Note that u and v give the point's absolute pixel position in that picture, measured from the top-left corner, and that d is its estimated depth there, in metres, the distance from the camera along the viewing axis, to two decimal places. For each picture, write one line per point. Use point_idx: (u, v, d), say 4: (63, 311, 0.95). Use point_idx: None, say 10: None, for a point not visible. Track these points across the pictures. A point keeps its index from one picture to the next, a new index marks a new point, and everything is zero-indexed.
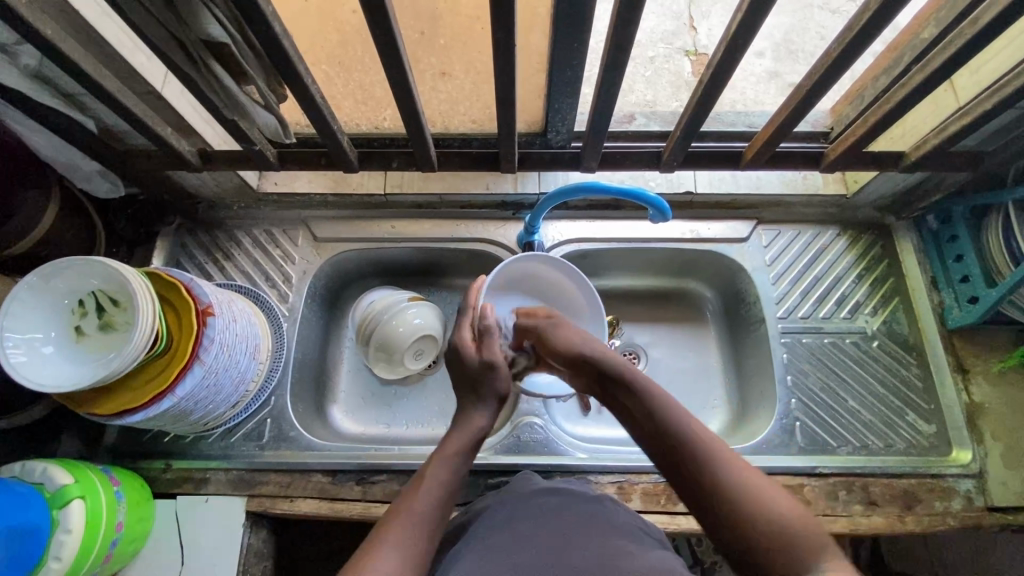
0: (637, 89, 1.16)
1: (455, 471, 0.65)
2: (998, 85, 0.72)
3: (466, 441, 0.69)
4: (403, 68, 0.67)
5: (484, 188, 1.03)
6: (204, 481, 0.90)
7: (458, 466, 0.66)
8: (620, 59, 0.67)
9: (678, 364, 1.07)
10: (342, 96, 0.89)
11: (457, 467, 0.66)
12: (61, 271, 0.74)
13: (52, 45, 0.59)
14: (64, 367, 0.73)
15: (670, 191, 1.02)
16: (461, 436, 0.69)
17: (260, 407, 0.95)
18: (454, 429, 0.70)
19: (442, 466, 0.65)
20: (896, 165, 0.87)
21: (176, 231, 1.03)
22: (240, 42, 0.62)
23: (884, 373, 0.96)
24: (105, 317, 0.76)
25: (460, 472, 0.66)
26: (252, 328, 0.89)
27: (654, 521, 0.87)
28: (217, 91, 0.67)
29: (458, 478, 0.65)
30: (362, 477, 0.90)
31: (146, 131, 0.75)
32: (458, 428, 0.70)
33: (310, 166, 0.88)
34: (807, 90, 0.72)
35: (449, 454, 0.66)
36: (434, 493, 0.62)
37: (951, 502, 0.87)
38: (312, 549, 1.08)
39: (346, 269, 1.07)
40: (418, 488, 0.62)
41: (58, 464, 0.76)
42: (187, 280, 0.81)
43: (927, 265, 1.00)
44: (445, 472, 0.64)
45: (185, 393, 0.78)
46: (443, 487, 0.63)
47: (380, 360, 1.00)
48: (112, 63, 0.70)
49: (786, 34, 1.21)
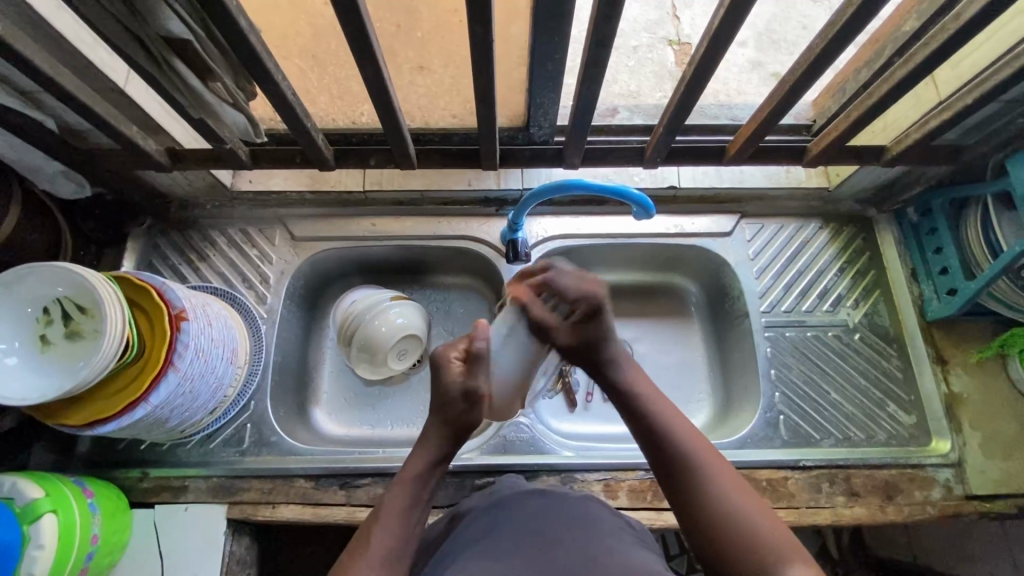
0: (620, 79, 1.15)
1: (416, 499, 0.63)
2: (979, 79, 0.72)
3: (426, 463, 0.65)
4: (378, 63, 0.64)
5: (466, 184, 1.02)
6: (183, 489, 0.88)
7: (420, 488, 0.64)
8: (603, 54, 0.65)
9: (664, 359, 1.07)
10: (316, 90, 0.85)
11: (422, 492, 0.64)
12: (23, 278, 0.71)
13: (2, 42, 0.56)
14: (29, 379, 0.70)
15: (655, 186, 1.02)
16: (418, 460, 0.65)
17: (239, 412, 0.92)
18: (414, 449, 0.67)
19: (401, 495, 0.63)
20: (878, 159, 0.87)
21: (147, 233, 1.01)
22: (205, 38, 0.59)
23: (866, 365, 0.97)
24: (70, 325, 0.73)
25: (423, 494, 0.64)
26: (228, 331, 0.86)
27: (641, 518, 0.87)
28: (184, 89, 0.65)
29: (419, 505, 0.63)
30: (345, 481, 0.89)
31: (110, 131, 0.72)
32: (418, 446, 0.67)
33: (286, 164, 0.86)
34: (792, 85, 0.71)
35: (406, 482, 0.64)
36: (395, 524, 0.61)
37: (931, 492, 0.89)
38: (298, 552, 1.07)
39: (325, 268, 1.04)
40: (376, 525, 0.61)
41: (27, 477, 0.73)
42: (159, 283, 0.78)
43: (907, 258, 1.01)
44: (404, 501, 0.63)
45: (159, 402, 0.75)
46: (404, 519, 0.62)
47: (362, 361, 0.97)
48: (71, 61, 0.67)
49: (768, 23, 1.19)
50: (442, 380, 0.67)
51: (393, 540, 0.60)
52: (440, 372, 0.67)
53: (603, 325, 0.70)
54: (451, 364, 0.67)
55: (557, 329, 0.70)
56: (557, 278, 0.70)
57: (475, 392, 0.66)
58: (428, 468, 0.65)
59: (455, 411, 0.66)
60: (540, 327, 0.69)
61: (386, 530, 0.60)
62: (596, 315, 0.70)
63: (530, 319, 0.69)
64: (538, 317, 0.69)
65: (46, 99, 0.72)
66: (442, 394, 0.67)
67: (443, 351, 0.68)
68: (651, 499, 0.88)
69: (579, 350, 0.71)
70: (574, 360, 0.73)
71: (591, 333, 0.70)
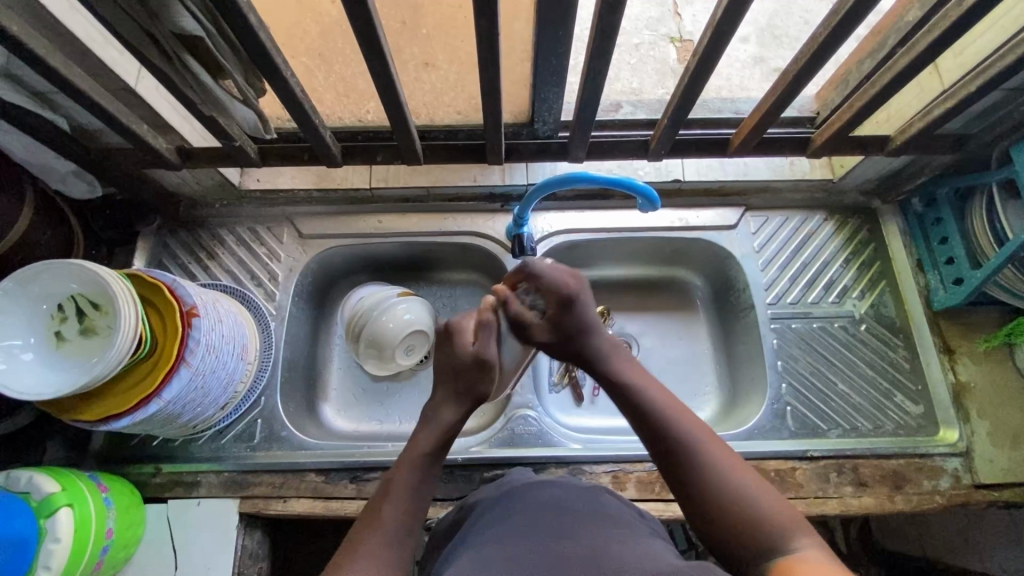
0: (623, 76, 1.16)
1: (424, 475, 0.63)
2: (983, 67, 0.72)
3: (434, 441, 0.65)
4: (384, 60, 0.65)
5: (471, 179, 1.03)
6: (195, 484, 0.89)
7: (427, 468, 0.64)
8: (606, 47, 0.66)
9: (670, 352, 1.07)
10: (323, 88, 0.86)
11: (429, 471, 0.64)
12: (37, 275, 0.72)
13: (18, 43, 0.57)
14: (45, 374, 0.71)
15: (659, 179, 1.02)
16: (428, 436, 0.66)
17: (250, 408, 0.93)
18: (420, 429, 0.67)
19: (410, 471, 0.63)
20: (883, 149, 0.87)
21: (157, 232, 1.02)
22: (215, 35, 0.60)
23: (873, 356, 0.97)
24: (86, 321, 0.74)
25: (432, 473, 0.64)
26: (238, 328, 0.87)
27: (650, 509, 0.87)
28: (195, 87, 0.66)
29: (428, 485, 0.63)
30: (356, 475, 0.89)
31: (122, 130, 0.73)
32: (424, 426, 0.67)
33: (294, 161, 0.87)
34: (794, 77, 0.72)
35: (416, 457, 0.64)
36: (405, 500, 0.60)
37: (939, 481, 0.89)
38: (308, 547, 1.08)
39: (332, 266, 1.05)
40: (386, 497, 0.61)
41: (44, 473, 0.74)
42: (170, 280, 0.79)
43: (912, 248, 1.01)
44: (414, 477, 0.63)
45: (172, 397, 0.76)
46: (412, 494, 0.61)
47: (370, 356, 0.99)
48: (84, 60, 0.68)
49: (770, 19, 1.20)
50: (454, 350, 0.70)
51: (402, 514, 0.59)
52: (454, 343, 0.71)
53: (580, 316, 0.72)
54: (466, 332, 0.71)
55: (534, 326, 0.72)
56: (535, 272, 0.73)
57: (484, 356, 0.69)
58: (437, 448, 0.65)
59: (466, 382, 0.69)
60: (519, 327, 0.73)
61: (395, 505, 0.60)
62: (571, 304, 0.71)
63: (506, 317, 0.73)
64: (518, 314, 0.72)
65: (58, 99, 0.73)
66: (453, 360, 0.70)
67: (454, 327, 0.72)
68: (659, 490, 0.89)
69: (561, 343, 0.72)
70: (563, 356, 0.74)
71: (568, 325, 0.72)
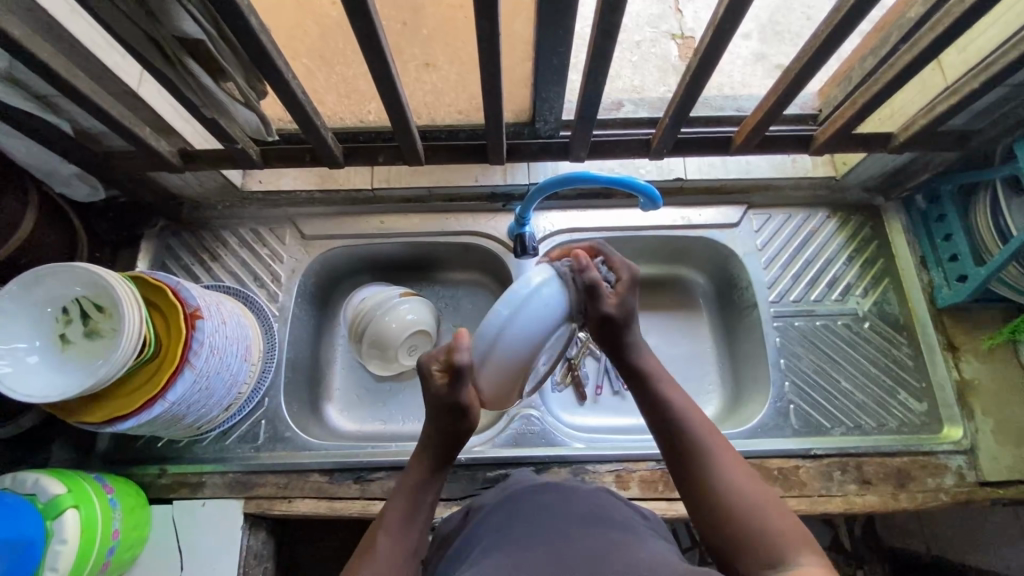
0: (624, 74, 1.15)
1: (419, 506, 0.63)
2: (986, 64, 0.72)
3: (427, 469, 0.64)
4: (386, 62, 0.65)
5: (473, 179, 1.03)
6: (200, 485, 0.89)
7: (420, 497, 0.63)
8: (607, 46, 0.66)
9: (673, 350, 1.07)
10: (324, 89, 0.86)
11: (424, 499, 0.63)
12: (41, 278, 0.72)
13: (21, 47, 0.57)
14: (49, 376, 0.72)
15: (660, 178, 1.02)
16: (423, 461, 0.65)
17: (254, 408, 0.94)
18: (415, 455, 0.66)
19: (404, 503, 0.63)
20: (885, 147, 0.87)
21: (159, 233, 1.02)
22: (218, 38, 0.60)
23: (876, 354, 0.97)
24: (90, 324, 0.74)
25: (426, 500, 0.64)
26: (242, 329, 0.87)
27: (653, 507, 0.88)
28: (197, 90, 0.66)
29: (421, 513, 0.63)
30: (359, 475, 0.90)
31: (124, 134, 0.74)
32: (418, 452, 0.66)
33: (296, 163, 0.87)
34: (796, 74, 0.72)
35: (408, 488, 0.63)
36: (399, 531, 0.61)
37: (943, 479, 0.89)
38: (312, 547, 1.08)
39: (335, 266, 1.05)
40: (380, 532, 0.61)
41: (51, 475, 0.75)
42: (174, 283, 0.80)
43: (916, 244, 1.01)
44: (408, 509, 0.62)
45: (176, 398, 0.76)
46: (410, 523, 0.62)
47: (373, 357, 0.99)
48: (86, 64, 0.68)
49: (772, 15, 1.19)
50: (427, 391, 0.63)
51: (400, 544, 0.60)
52: (423, 385, 0.63)
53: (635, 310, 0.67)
54: (434, 375, 0.62)
55: (606, 297, 0.65)
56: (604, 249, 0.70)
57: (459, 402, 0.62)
58: (431, 474, 0.64)
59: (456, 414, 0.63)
60: (590, 295, 0.64)
61: (389, 536, 0.60)
62: (639, 286, 0.68)
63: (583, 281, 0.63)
64: (596, 281, 0.63)
65: (61, 103, 0.73)
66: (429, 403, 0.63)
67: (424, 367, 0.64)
68: (662, 489, 0.89)
69: (618, 324, 0.66)
70: (608, 338, 0.68)
71: (629, 307, 0.67)
